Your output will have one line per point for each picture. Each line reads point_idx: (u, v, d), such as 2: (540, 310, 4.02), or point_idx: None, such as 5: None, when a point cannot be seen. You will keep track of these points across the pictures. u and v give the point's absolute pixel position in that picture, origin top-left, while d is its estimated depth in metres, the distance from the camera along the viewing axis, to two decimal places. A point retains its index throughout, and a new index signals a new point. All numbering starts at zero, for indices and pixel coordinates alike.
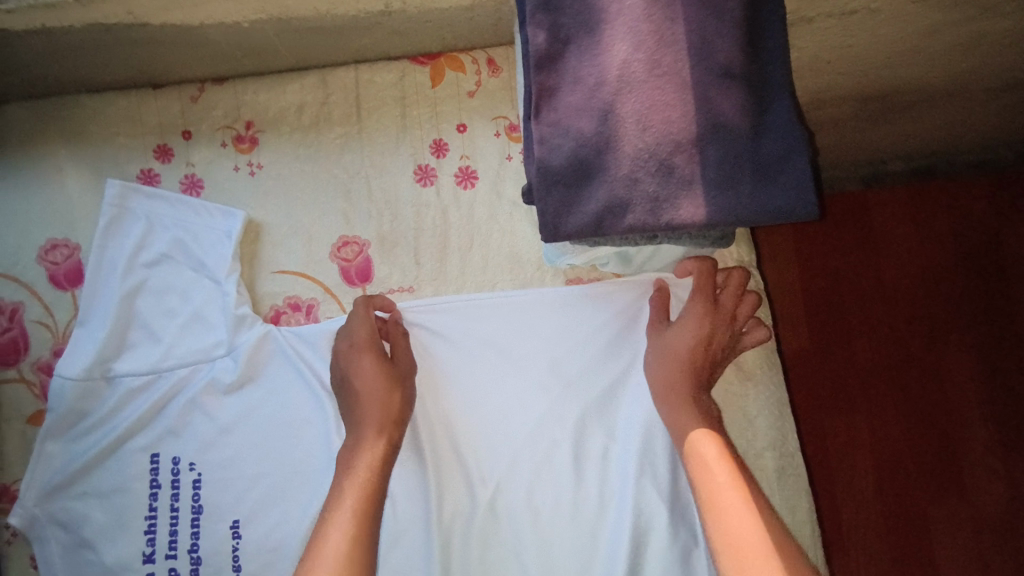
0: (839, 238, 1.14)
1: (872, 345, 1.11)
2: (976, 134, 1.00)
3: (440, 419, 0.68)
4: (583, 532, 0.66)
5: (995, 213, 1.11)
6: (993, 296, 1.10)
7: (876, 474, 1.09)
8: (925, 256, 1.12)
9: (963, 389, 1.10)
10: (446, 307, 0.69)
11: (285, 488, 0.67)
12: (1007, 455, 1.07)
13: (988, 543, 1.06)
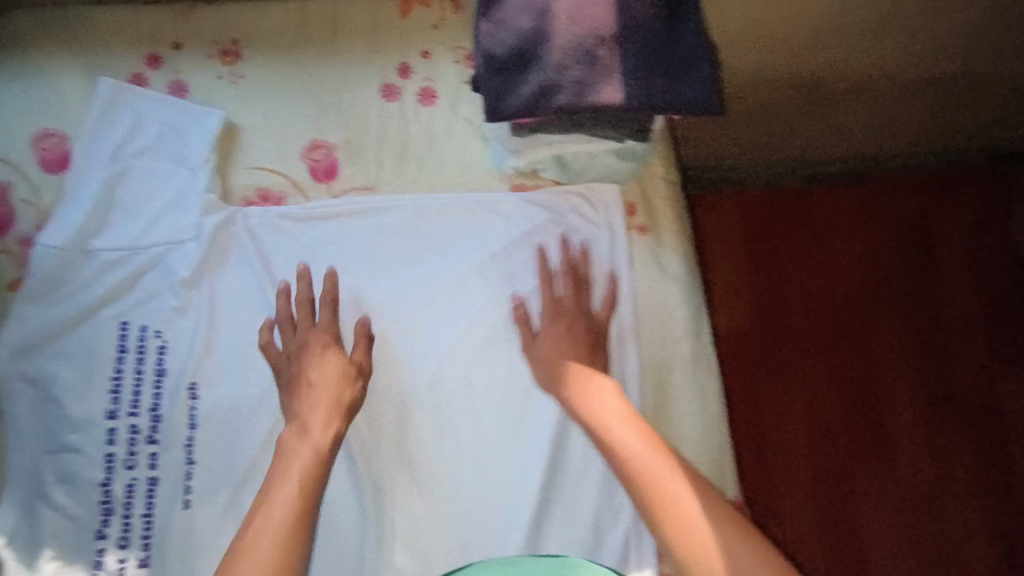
0: (782, 236, 1.31)
1: (806, 336, 1.26)
2: (897, 140, 1.20)
3: (387, 303, 0.76)
4: (514, 404, 0.74)
5: (913, 223, 1.31)
6: (913, 292, 1.28)
7: (811, 447, 1.21)
8: (858, 256, 1.30)
9: (890, 374, 1.25)
10: (398, 203, 0.78)
11: (243, 356, 0.74)
12: (927, 434, 1.22)
13: (912, 514, 1.19)
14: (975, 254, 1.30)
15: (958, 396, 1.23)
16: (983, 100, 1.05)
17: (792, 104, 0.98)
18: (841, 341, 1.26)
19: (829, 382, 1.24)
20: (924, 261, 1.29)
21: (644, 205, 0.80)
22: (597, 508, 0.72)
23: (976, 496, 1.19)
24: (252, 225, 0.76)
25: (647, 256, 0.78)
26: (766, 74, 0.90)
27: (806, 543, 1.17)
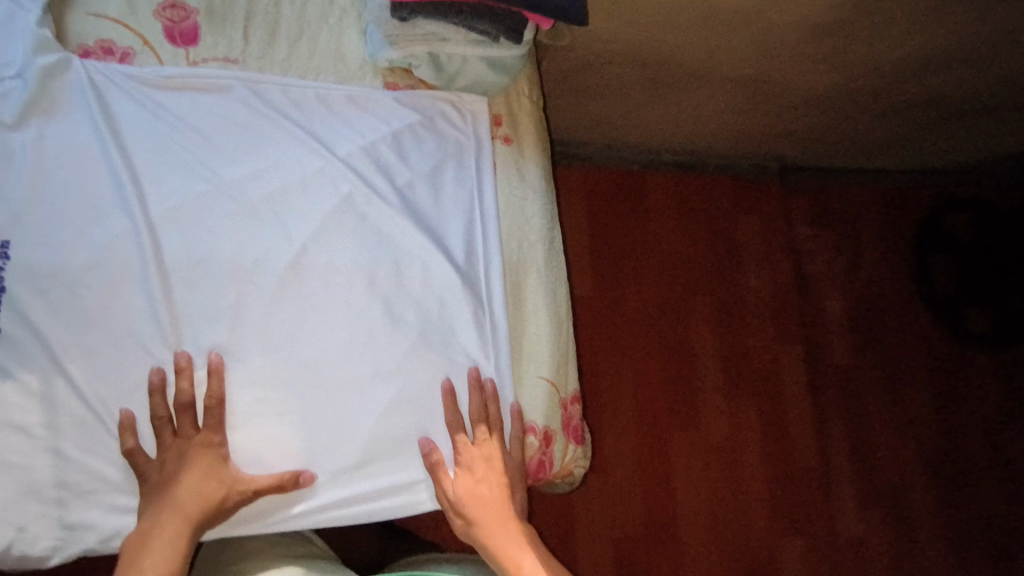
0: (622, 224, 1.57)
1: (632, 312, 1.52)
2: (717, 139, 1.52)
3: (248, 182, 0.72)
4: (376, 295, 0.74)
5: (727, 222, 1.62)
6: (723, 279, 1.59)
7: (635, 405, 1.46)
8: (682, 248, 1.59)
9: (702, 346, 1.53)
10: (267, 81, 0.75)
11: (70, 217, 0.66)
12: (727, 396, 1.51)
13: (712, 463, 1.46)
14: (768, 252, 1.62)
15: (746, 366, 1.54)
16: (780, 106, 1.37)
17: (631, 84, 1.28)
18: (661, 318, 1.53)
19: (653, 350, 1.50)
20: (728, 255, 1.60)
21: (510, 119, 0.85)
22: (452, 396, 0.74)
23: (755, 446, 1.49)
24: (93, 75, 0.69)
25: (510, 165, 0.84)
26: (616, 70, 1.23)
27: (624, 486, 1.41)
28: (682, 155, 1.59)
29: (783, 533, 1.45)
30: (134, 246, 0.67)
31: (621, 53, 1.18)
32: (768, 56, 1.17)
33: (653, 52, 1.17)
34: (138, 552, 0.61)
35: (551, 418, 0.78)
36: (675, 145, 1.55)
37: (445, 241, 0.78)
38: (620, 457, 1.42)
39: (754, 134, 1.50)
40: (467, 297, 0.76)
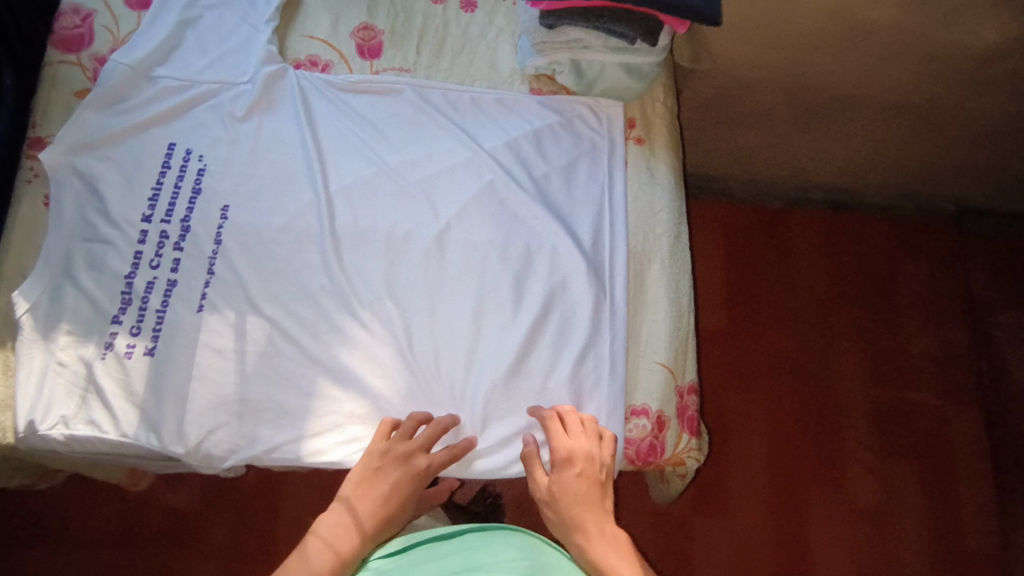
0: (766, 257, 1.50)
1: (771, 353, 1.42)
2: (876, 177, 1.44)
3: (408, 169, 0.84)
4: (507, 272, 0.82)
5: (887, 262, 1.50)
6: (881, 323, 1.45)
7: (771, 451, 1.35)
8: (833, 285, 1.48)
9: (852, 393, 1.40)
10: (431, 86, 0.88)
11: (273, 191, 0.82)
12: (881, 453, 1.35)
13: (860, 526, 1.31)
14: (935, 300, 1.47)
15: (904, 424, 1.38)
16: (953, 137, 1.27)
17: (779, 114, 1.26)
18: (805, 359, 1.42)
19: (794, 391, 1.39)
20: (885, 301, 1.47)
21: (643, 122, 0.91)
22: (571, 370, 0.78)
23: (913, 517, 1.32)
24: (300, 80, 0.86)
25: (641, 163, 0.89)
26: (765, 99, 1.22)
27: (752, 539, 1.29)
28: (834, 192, 1.51)
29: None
30: (316, 214, 0.82)
31: (767, 81, 1.16)
32: (937, 77, 1.10)
33: (805, 79, 1.14)
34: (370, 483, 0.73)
35: (666, 403, 0.79)
36: (829, 183, 1.49)
37: (574, 229, 0.84)
38: (748, 505, 1.31)
39: (919, 168, 1.39)
40: (591, 279, 0.81)
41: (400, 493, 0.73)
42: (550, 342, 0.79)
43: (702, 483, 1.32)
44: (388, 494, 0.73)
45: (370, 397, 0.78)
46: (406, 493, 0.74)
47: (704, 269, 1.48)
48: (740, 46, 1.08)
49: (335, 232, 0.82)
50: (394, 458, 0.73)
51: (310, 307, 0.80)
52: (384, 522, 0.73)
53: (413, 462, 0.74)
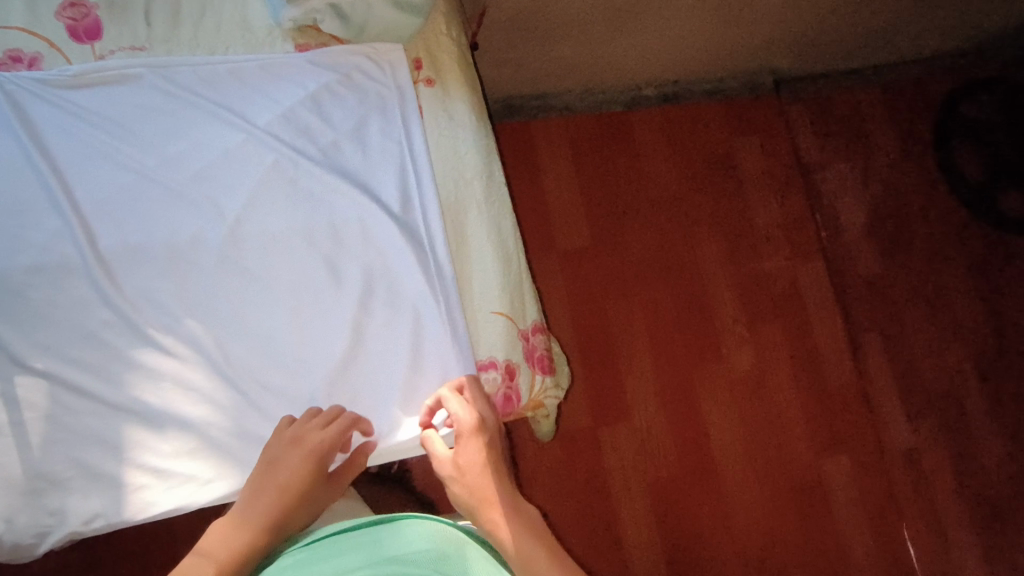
0: (613, 163, 1.50)
1: (634, 259, 1.45)
2: (695, 61, 1.45)
3: (173, 164, 0.73)
4: (315, 255, 0.74)
5: (723, 143, 1.54)
6: (727, 202, 1.51)
7: (652, 348, 1.40)
8: (679, 177, 1.51)
9: (713, 276, 1.46)
10: (177, 63, 0.76)
11: (8, 225, 0.69)
12: (748, 324, 1.44)
13: (742, 395, 1.40)
14: (771, 172, 1.54)
15: (765, 294, 1.46)
16: (755, 12, 1.28)
17: (591, 21, 1.21)
18: (666, 253, 1.46)
19: (661, 287, 1.44)
20: (728, 183, 1.52)
21: (429, 60, 0.84)
22: (410, 345, 0.74)
23: (787, 376, 1.42)
24: (5, 85, 0.71)
25: (436, 107, 0.82)
26: (576, 8, 1.16)
27: (652, 434, 1.35)
28: (664, 85, 1.52)
29: (827, 457, 1.38)
30: (72, 242, 0.69)
31: None
32: None
33: None
34: (259, 483, 0.65)
35: (511, 351, 0.76)
36: (655, 78, 1.49)
37: (378, 193, 0.78)
38: (642, 404, 1.36)
39: (732, 47, 1.41)
40: (409, 243, 0.76)
41: (294, 478, 0.65)
42: (379, 322, 0.74)
43: (596, 396, 1.36)
44: (279, 482, 0.64)
45: (193, 430, 0.69)
46: (301, 478, 0.65)
47: (555, 189, 1.47)
48: None
49: (101, 257, 0.70)
50: (287, 441, 0.66)
51: (88, 350, 0.68)
52: (283, 518, 0.64)
53: (306, 443, 0.65)
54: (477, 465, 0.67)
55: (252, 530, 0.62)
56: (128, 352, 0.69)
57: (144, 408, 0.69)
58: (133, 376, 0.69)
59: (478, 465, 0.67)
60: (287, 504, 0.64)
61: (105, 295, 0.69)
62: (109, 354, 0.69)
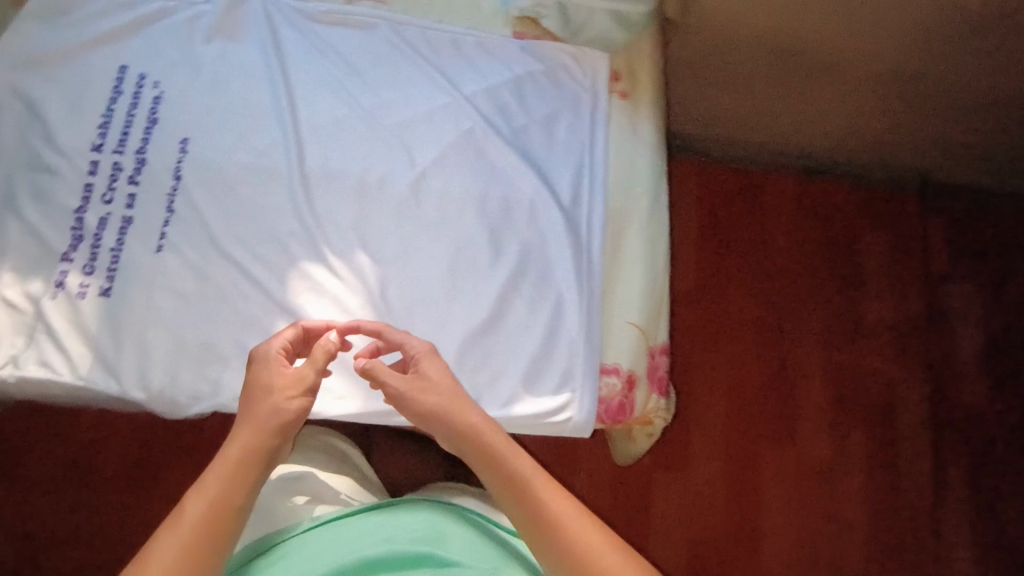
0: (736, 218, 1.49)
1: (729, 313, 1.44)
2: (843, 147, 1.41)
3: (384, 110, 0.80)
4: (486, 223, 0.79)
5: (850, 228, 1.50)
6: (839, 289, 1.47)
7: (727, 408, 1.38)
8: (798, 250, 1.49)
9: (807, 356, 1.43)
10: (410, 22, 0.82)
11: (237, 123, 0.76)
12: (830, 413, 1.40)
13: (806, 479, 1.37)
14: (892, 273, 1.49)
15: (855, 389, 1.42)
16: (925, 112, 1.25)
17: (756, 77, 1.21)
18: (766, 321, 1.44)
19: (753, 352, 1.42)
20: (846, 271, 1.48)
21: (628, 75, 0.87)
22: (545, 330, 0.78)
23: (854, 471, 1.38)
24: (266, 5, 0.79)
25: (623, 118, 0.86)
26: (743, 57, 1.16)
27: (705, 491, 1.34)
28: (805, 159, 1.48)
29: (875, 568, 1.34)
30: (283, 152, 0.77)
31: (746, 41, 1.11)
32: (923, 53, 1.08)
33: (785, 40, 1.09)
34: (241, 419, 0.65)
35: (637, 362, 0.79)
36: (796, 151, 1.46)
37: (554, 182, 0.82)
38: (704, 458, 1.35)
39: (887, 142, 1.37)
40: (572, 234, 0.80)
41: (268, 395, 0.66)
42: (525, 298, 0.79)
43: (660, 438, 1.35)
44: (256, 405, 0.65)
45: None
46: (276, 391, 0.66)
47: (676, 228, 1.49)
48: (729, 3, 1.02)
49: (306, 173, 0.77)
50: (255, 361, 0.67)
51: (272, 250, 0.75)
52: (263, 425, 0.65)
53: (267, 357, 0.67)
54: (444, 382, 0.70)
55: (236, 449, 0.64)
56: (304, 261, 0.75)
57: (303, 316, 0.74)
58: (301, 285, 0.75)
59: (442, 383, 0.70)
60: (262, 416, 0.65)
61: (299, 206, 0.76)
62: (289, 259, 0.75)
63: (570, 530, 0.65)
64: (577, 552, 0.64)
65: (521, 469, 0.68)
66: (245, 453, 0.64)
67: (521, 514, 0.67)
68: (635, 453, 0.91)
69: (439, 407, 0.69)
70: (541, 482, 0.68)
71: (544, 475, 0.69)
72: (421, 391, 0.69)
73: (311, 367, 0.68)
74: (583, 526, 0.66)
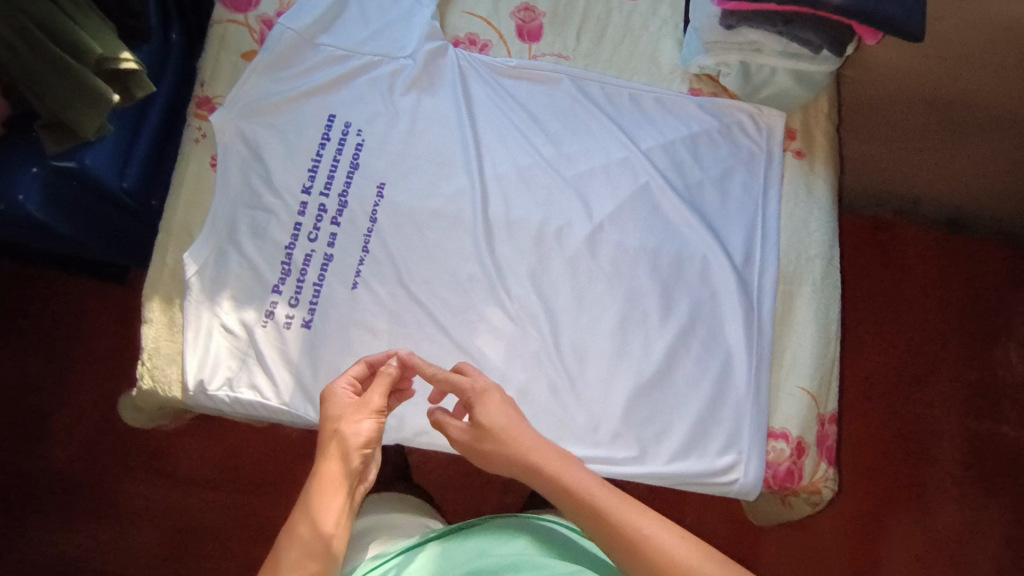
0: (862, 262, 1.24)
1: (858, 375, 1.20)
2: (994, 211, 1.16)
3: (565, 162, 0.83)
4: (657, 278, 0.81)
5: (997, 284, 1.24)
6: (979, 351, 1.22)
7: (842, 474, 1.17)
8: (933, 305, 1.23)
9: (942, 423, 1.19)
10: (594, 78, 0.85)
11: (428, 172, 0.82)
12: (968, 487, 1.16)
13: (936, 562, 1.13)
14: None
15: (996, 465, 1.17)
16: None
17: (914, 129, 0.99)
18: (892, 384, 1.20)
19: (878, 415, 1.19)
20: (989, 334, 1.23)
21: (805, 133, 0.86)
22: (713, 389, 0.79)
23: (1006, 566, 1.14)
24: (460, 60, 0.84)
25: (798, 178, 0.85)
26: (898, 112, 0.97)
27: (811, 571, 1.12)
28: (949, 210, 1.19)
29: None
30: (470, 200, 0.81)
31: (900, 95, 0.94)
32: None
33: (955, 95, 0.92)
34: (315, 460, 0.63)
35: (807, 430, 0.77)
36: (948, 203, 1.16)
37: (726, 241, 0.83)
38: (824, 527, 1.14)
39: None
40: (744, 294, 0.80)
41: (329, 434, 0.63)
42: (691, 355, 0.80)
43: None
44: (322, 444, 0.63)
45: (513, 389, 0.78)
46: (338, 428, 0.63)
47: None
48: (887, 64, 0.90)
49: (489, 222, 0.81)
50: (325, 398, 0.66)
51: (453, 294, 0.79)
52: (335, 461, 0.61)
53: (331, 394, 0.65)
54: (505, 421, 0.63)
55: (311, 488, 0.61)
56: (484, 305, 0.80)
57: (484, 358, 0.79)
58: (480, 329, 0.79)
59: (509, 426, 0.63)
60: (333, 450, 0.62)
61: (481, 252, 0.80)
62: (471, 304, 0.79)
63: (662, 550, 0.56)
64: (675, 571, 0.55)
65: (597, 498, 0.59)
66: (322, 492, 0.60)
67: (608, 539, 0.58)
68: (773, 518, 0.87)
69: (510, 450, 0.62)
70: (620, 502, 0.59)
71: (625, 496, 0.60)
72: (483, 438, 0.63)
73: (374, 395, 0.65)
74: (677, 543, 0.56)
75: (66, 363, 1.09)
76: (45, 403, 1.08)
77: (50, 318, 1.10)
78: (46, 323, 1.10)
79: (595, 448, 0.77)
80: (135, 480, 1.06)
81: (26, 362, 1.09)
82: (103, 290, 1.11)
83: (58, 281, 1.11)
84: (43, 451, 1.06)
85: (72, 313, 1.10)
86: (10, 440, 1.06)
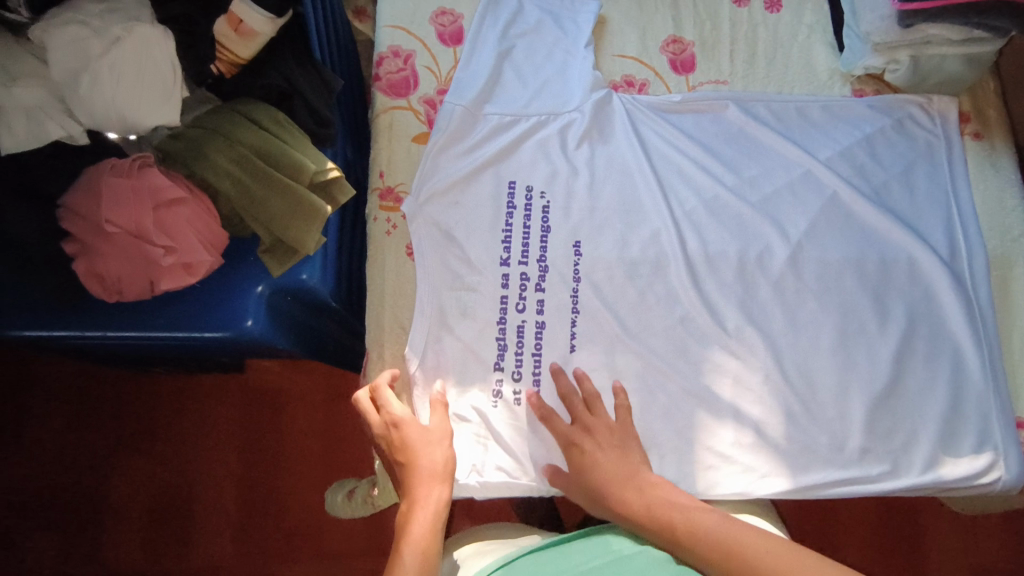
0: None
1: None
2: None
3: (749, 187, 0.83)
4: (868, 289, 0.80)
5: None
6: None
7: None
8: None
9: None
10: (756, 97, 0.86)
11: (618, 220, 0.81)
12: None
13: None
14: None
15: None
16: None
17: None
18: None
19: None
20: None
21: (978, 114, 0.86)
22: (951, 389, 0.77)
23: None
24: (626, 104, 0.85)
25: (982, 158, 0.85)
26: None
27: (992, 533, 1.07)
28: None
29: None
30: (667, 243, 0.80)
31: None
32: None
33: None
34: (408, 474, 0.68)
35: None
36: None
37: (926, 236, 0.81)
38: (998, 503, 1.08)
39: None
40: (961, 289, 0.78)
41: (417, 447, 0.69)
42: (917, 357, 0.78)
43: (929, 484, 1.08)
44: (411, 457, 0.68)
45: (752, 426, 0.77)
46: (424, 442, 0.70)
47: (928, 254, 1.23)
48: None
49: (690, 259, 0.80)
50: (394, 417, 0.70)
51: (669, 341, 0.79)
52: (433, 476, 0.68)
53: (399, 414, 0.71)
54: (615, 444, 0.71)
55: (422, 501, 0.65)
56: (704, 346, 0.78)
57: (718, 399, 0.77)
58: (706, 370, 0.78)
59: (613, 440, 0.71)
60: (428, 463, 0.68)
61: (689, 291, 0.79)
62: (693, 347, 0.79)
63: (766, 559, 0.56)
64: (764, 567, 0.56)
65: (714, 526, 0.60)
66: (433, 505, 0.65)
67: (699, 535, 0.60)
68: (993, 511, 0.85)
69: (621, 471, 0.68)
70: (698, 511, 0.63)
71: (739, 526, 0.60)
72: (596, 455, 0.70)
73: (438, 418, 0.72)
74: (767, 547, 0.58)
75: (213, 460, 1.11)
76: (194, 502, 1.09)
77: (197, 417, 1.13)
78: (183, 425, 1.12)
79: (846, 470, 0.75)
80: (282, 565, 1.07)
81: (165, 468, 1.11)
82: (222, 385, 1.14)
83: (177, 383, 1.13)
84: (199, 553, 1.08)
85: (215, 409, 1.13)
86: (160, 551, 1.08)
